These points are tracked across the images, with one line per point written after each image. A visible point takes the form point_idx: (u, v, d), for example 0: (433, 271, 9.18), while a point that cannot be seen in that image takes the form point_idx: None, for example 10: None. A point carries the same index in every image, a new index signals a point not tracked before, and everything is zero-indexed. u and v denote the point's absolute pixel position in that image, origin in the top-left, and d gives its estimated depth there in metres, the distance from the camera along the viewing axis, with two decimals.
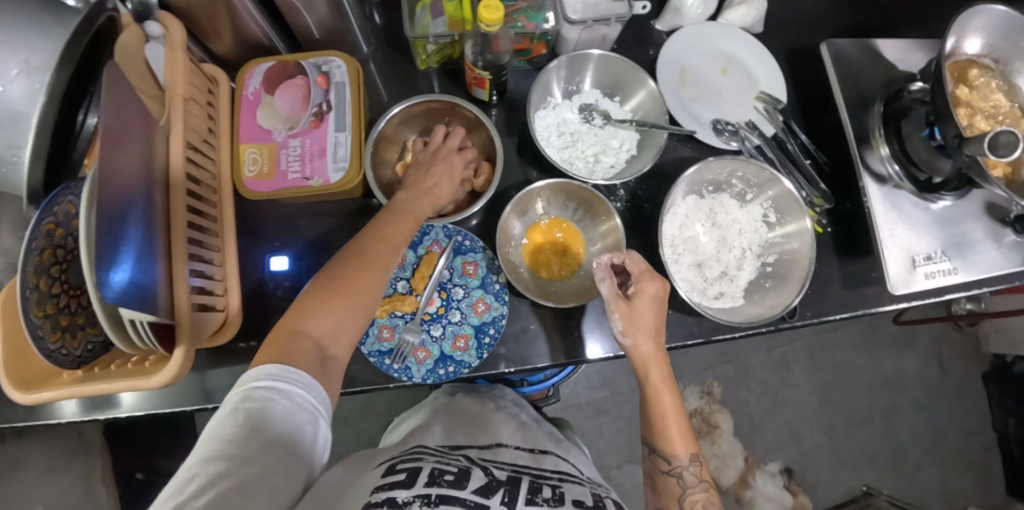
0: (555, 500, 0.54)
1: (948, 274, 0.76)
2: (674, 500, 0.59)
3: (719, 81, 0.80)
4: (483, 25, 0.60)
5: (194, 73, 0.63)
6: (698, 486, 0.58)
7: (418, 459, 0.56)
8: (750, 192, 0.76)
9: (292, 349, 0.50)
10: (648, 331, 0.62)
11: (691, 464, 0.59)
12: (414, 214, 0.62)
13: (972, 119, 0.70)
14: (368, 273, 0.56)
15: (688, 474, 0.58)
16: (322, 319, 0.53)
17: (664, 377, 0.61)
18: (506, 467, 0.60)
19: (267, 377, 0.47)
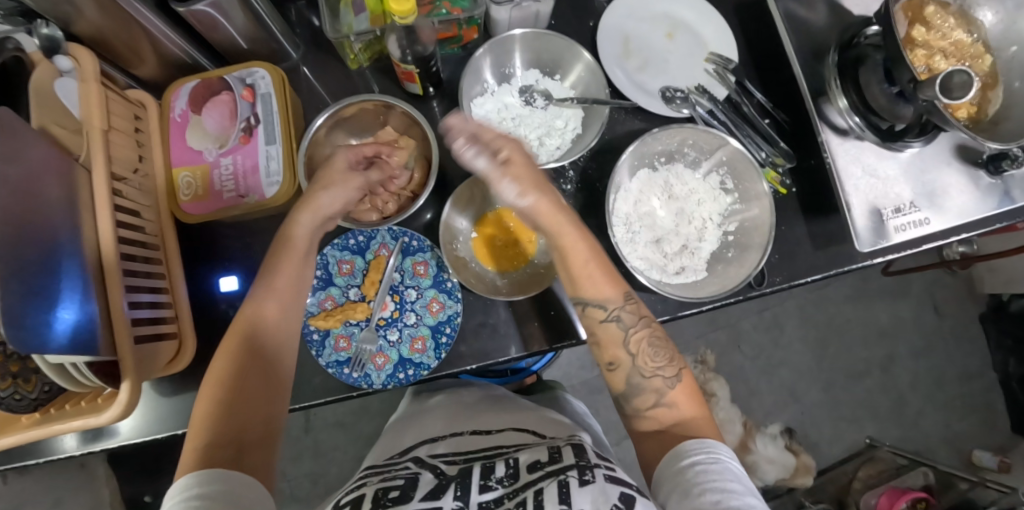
0: (508, 477, 0.54)
1: (922, 224, 0.72)
2: (619, 346, 0.58)
3: (665, 46, 0.77)
4: (396, 18, 0.58)
5: (114, 102, 0.61)
6: (639, 325, 0.58)
7: (362, 486, 0.56)
8: (704, 159, 0.73)
9: (204, 458, 0.45)
10: (540, 185, 0.58)
11: (626, 303, 0.58)
12: (297, 248, 0.60)
13: (930, 60, 0.67)
14: (257, 351, 0.54)
15: (625, 315, 0.58)
16: (227, 419, 0.49)
17: (575, 224, 0.59)
18: (456, 459, 0.61)
19: (199, 481, 0.42)
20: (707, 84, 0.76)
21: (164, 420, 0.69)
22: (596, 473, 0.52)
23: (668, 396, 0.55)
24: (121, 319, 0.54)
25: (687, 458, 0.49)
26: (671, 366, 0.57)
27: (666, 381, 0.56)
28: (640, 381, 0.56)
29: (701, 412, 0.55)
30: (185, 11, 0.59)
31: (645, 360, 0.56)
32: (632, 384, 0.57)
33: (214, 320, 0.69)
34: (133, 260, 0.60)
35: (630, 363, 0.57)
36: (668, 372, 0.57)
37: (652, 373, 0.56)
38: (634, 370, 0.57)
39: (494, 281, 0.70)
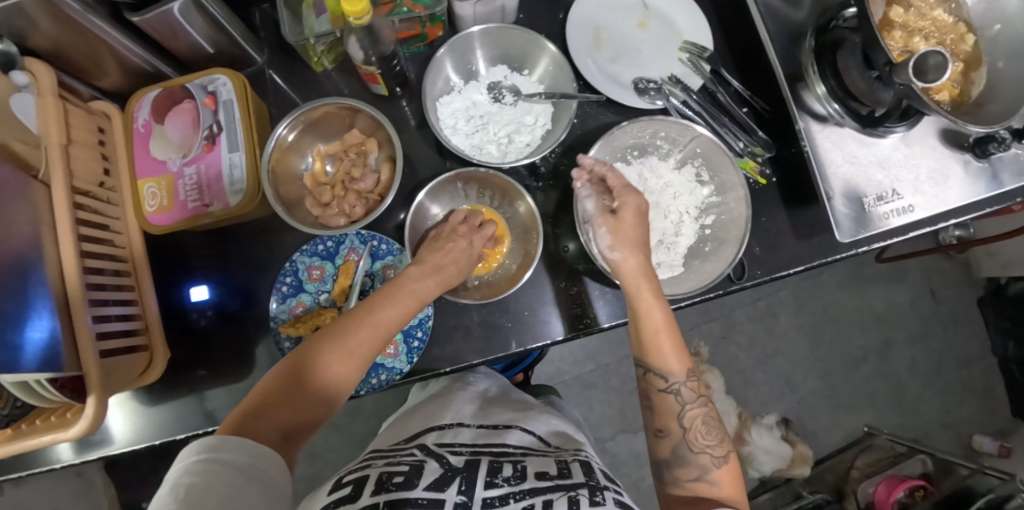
0: (516, 478, 0.52)
1: (905, 213, 0.70)
2: (673, 418, 0.57)
3: (637, 36, 0.75)
4: (351, 19, 0.56)
5: (74, 115, 0.61)
6: (697, 401, 0.57)
7: (367, 467, 0.54)
8: (678, 151, 0.71)
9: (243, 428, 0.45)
10: (636, 243, 0.60)
11: (689, 379, 0.58)
12: (420, 296, 0.59)
13: (911, 41, 0.65)
14: (340, 358, 0.53)
15: (686, 390, 0.57)
16: (279, 404, 0.49)
17: (655, 292, 0.58)
18: (464, 450, 0.58)
19: (221, 446, 0.41)
20: (681, 74, 0.74)
21: (158, 426, 0.68)
22: (607, 495, 0.52)
23: (714, 473, 0.55)
24: (84, 336, 0.54)
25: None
26: (722, 446, 0.56)
27: (715, 458, 0.55)
28: (688, 454, 0.56)
29: (740, 494, 0.55)
30: (141, 20, 0.59)
31: (697, 434, 0.56)
32: (677, 454, 0.56)
33: (187, 331, 0.69)
34: (101, 273, 0.60)
35: (680, 435, 0.57)
36: (717, 452, 0.56)
37: (701, 448, 0.56)
38: (684, 442, 0.56)
39: (466, 284, 0.70)
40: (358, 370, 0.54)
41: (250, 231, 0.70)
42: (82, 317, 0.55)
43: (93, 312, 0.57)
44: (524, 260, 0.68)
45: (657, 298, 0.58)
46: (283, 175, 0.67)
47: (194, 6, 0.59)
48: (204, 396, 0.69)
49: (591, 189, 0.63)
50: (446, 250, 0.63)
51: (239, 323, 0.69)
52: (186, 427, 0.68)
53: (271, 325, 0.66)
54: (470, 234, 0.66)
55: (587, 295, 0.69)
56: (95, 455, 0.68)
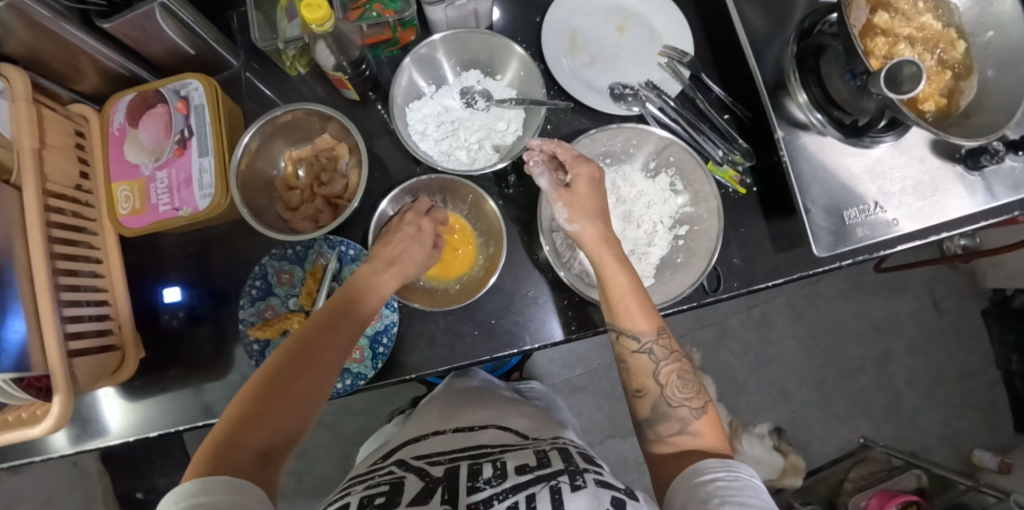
0: (497, 478, 0.50)
1: (889, 227, 0.68)
2: (648, 376, 0.56)
3: (615, 40, 0.73)
4: (314, 26, 0.56)
5: (47, 119, 0.61)
6: (669, 358, 0.56)
7: (346, 495, 0.51)
8: (652, 160, 0.70)
9: (220, 463, 0.42)
10: (595, 213, 0.59)
11: (660, 336, 0.56)
12: (376, 293, 0.60)
13: (895, 47, 0.62)
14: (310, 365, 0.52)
15: (659, 348, 0.56)
16: (254, 426, 0.47)
17: (616, 254, 0.57)
18: (442, 459, 0.56)
19: (204, 490, 0.39)
20: (659, 80, 0.72)
21: (152, 419, 0.70)
22: (588, 477, 0.50)
23: (694, 424, 0.53)
24: (51, 336, 0.56)
25: (710, 472, 0.46)
26: (698, 397, 0.55)
27: (693, 410, 0.54)
28: (667, 409, 0.55)
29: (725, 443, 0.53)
30: (111, 27, 0.59)
31: (674, 389, 0.55)
32: (657, 412, 0.55)
33: (160, 332, 0.70)
34: (75, 274, 0.62)
35: (657, 392, 0.55)
36: (694, 404, 0.55)
37: (680, 402, 0.55)
38: (662, 398, 0.55)
39: (448, 290, 0.69)
40: (328, 376, 0.53)
41: (224, 234, 0.71)
42: (50, 316, 0.56)
43: (62, 313, 0.58)
44: (495, 248, 0.68)
45: (623, 264, 0.57)
46: (254, 181, 0.67)
47: (163, 11, 0.60)
48: (175, 397, 0.70)
49: (545, 166, 0.60)
50: (395, 241, 0.63)
51: (210, 324, 0.70)
52: (160, 425, 0.69)
53: (241, 328, 0.66)
54: (421, 221, 0.65)
55: (553, 304, 0.69)
56: (89, 447, 0.69)
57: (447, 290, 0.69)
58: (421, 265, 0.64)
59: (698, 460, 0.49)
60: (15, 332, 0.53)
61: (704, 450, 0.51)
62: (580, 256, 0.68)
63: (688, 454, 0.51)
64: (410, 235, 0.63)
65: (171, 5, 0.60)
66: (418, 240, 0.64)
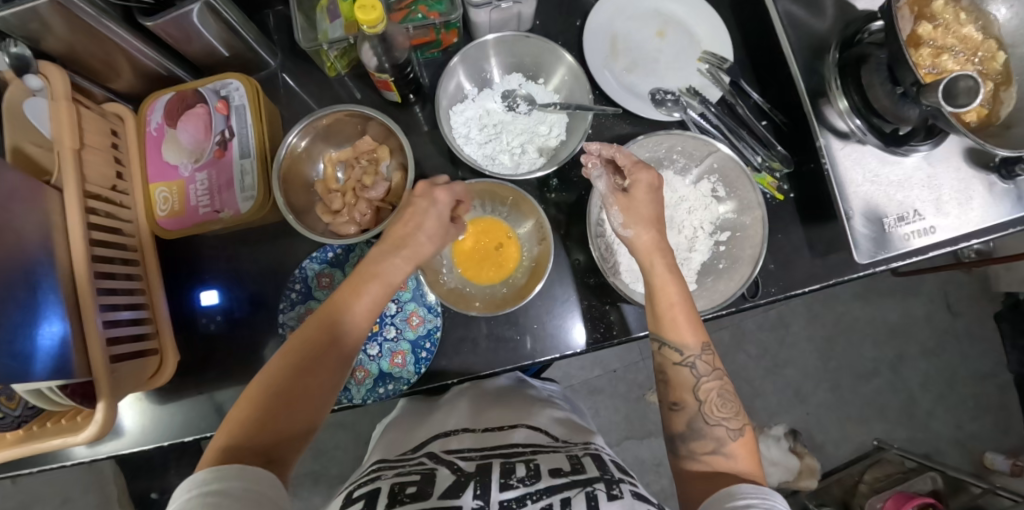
0: (531, 478, 0.46)
1: (926, 234, 0.69)
2: (688, 390, 0.55)
3: (655, 45, 0.74)
4: (366, 28, 0.56)
5: (88, 119, 0.60)
6: (712, 374, 0.55)
7: (375, 480, 0.49)
8: (693, 166, 0.70)
9: (231, 454, 0.42)
10: (651, 221, 0.58)
11: (704, 351, 0.54)
12: (382, 278, 0.55)
13: (938, 58, 0.64)
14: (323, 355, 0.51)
15: (701, 364, 0.54)
16: (267, 416, 0.47)
17: (670, 267, 0.56)
18: (473, 454, 0.52)
19: (217, 477, 0.39)
20: (699, 85, 0.72)
21: (179, 426, 0.69)
22: (624, 488, 0.46)
23: (730, 446, 0.52)
24: (94, 339, 0.54)
25: (743, 498, 0.44)
26: (738, 419, 0.53)
27: (731, 431, 0.52)
28: (703, 426, 0.53)
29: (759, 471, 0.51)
30: (154, 25, 0.58)
31: (713, 407, 0.53)
32: (693, 428, 0.53)
33: (196, 334, 0.69)
34: (113, 277, 0.61)
35: (696, 408, 0.54)
36: (733, 425, 0.53)
37: (717, 421, 0.53)
38: (701, 415, 0.53)
39: (496, 294, 0.67)
40: (339, 369, 0.52)
41: (261, 236, 0.70)
42: (92, 318, 0.55)
43: (103, 317, 0.57)
44: (541, 247, 0.66)
45: (674, 276, 0.56)
46: (294, 183, 0.66)
47: (209, 11, 0.59)
48: (213, 403, 0.69)
49: (603, 169, 0.61)
50: (407, 218, 0.56)
51: (247, 328, 0.69)
52: (193, 429, 0.68)
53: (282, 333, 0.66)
54: (433, 193, 0.57)
55: (596, 309, 0.69)
56: (110, 453, 0.68)
57: (495, 293, 0.68)
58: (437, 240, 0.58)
59: (729, 485, 0.47)
60: (52, 332, 0.51)
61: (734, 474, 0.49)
62: (623, 261, 0.67)
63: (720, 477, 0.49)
64: (423, 212, 0.56)
65: (216, 4, 0.59)
66: (432, 215, 0.57)
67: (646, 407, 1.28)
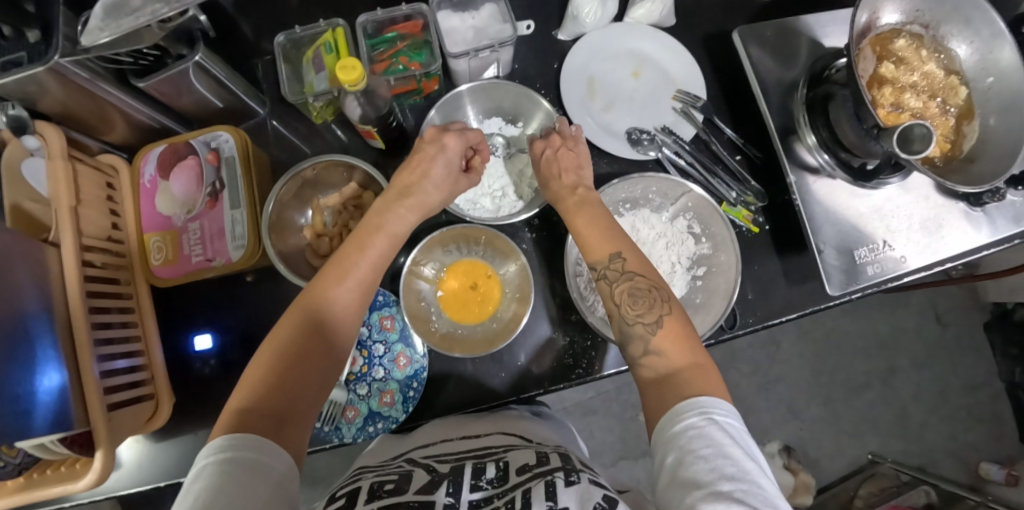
0: (498, 480, 0.49)
1: (899, 265, 0.70)
2: (606, 301, 0.54)
3: (631, 85, 0.76)
4: (347, 86, 0.59)
5: (83, 173, 0.63)
6: (623, 276, 0.54)
7: (357, 480, 0.50)
8: (669, 205, 0.72)
9: (243, 422, 0.42)
10: (566, 169, 0.62)
11: (612, 260, 0.55)
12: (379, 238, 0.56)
13: (901, 97, 0.65)
14: (325, 329, 0.50)
15: (610, 272, 0.54)
16: (280, 377, 0.46)
17: (577, 201, 0.60)
18: (449, 458, 0.55)
19: (230, 446, 0.39)
20: (673, 123, 0.75)
21: (175, 463, 0.70)
22: (583, 476, 0.48)
23: (655, 342, 0.49)
24: (93, 390, 0.56)
25: (681, 420, 0.42)
26: (653, 312, 0.51)
27: (648, 326, 0.50)
28: (628, 329, 0.52)
29: (698, 357, 0.48)
30: (146, 85, 0.61)
31: (627, 307, 0.52)
32: (625, 333, 0.52)
33: (190, 378, 0.71)
34: (109, 327, 0.62)
35: (617, 314, 0.53)
36: (649, 318, 0.51)
37: (635, 318, 0.51)
38: (622, 319, 0.52)
39: (487, 330, 0.68)
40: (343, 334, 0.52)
41: (252, 279, 0.73)
42: (91, 373, 0.57)
43: (100, 368, 0.59)
44: (523, 287, 0.68)
45: (588, 212, 0.59)
46: (282, 230, 0.69)
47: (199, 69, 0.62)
48: None
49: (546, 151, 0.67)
50: (415, 163, 0.62)
51: (239, 370, 0.71)
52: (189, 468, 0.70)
53: None
54: (444, 139, 0.63)
55: (580, 345, 0.70)
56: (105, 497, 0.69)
57: (487, 329, 0.69)
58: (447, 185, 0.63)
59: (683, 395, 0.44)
60: (51, 380, 0.53)
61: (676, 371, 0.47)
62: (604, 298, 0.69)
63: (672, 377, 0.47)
64: (433, 156, 0.62)
65: (206, 63, 0.62)
66: (442, 158, 0.62)
67: (640, 428, 1.29)
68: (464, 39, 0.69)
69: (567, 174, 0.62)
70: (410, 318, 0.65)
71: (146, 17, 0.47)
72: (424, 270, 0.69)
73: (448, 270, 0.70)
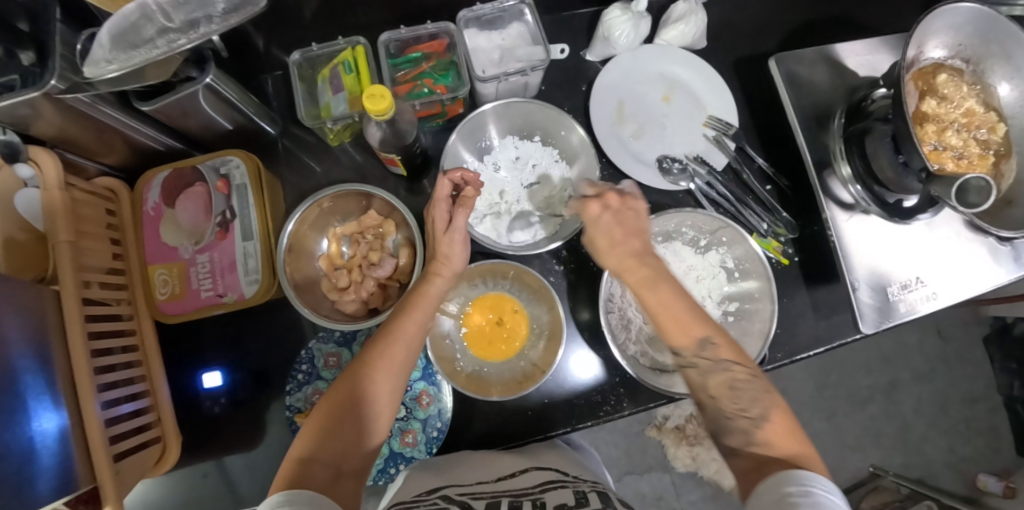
0: None
1: (929, 302, 0.69)
2: (699, 389, 0.50)
3: (661, 110, 0.74)
4: (374, 115, 0.54)
5: (84, 202, 0.57)
6: (716, 367, 0.49)
7: None
8: (703, 237, 0.70)
9: (300, 477, 0.40)
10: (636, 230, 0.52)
11: (703, 347, 0.49)
12: (431, 296, 0.55)
13: (942, 134, 0.64)
14: (377, 385, 0.49)
15: (702, 362, 0.49)
16: (336, 432, 0.45)
17: (670, 287, 0.50)
18: (484, 494, 0.52)
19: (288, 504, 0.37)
20: (704, 151, 0.73)
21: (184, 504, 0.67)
22: None
23: (761, 435, 0.46)
24: (93, 426, 0.50)
25: (779, 488, 0.40)
26: (759, 406, 0.47)
27: (754, 421, 0.47)
28: (726, 421, 0.49)
29: (804, 448, 0.45)
30: (151, 109, 0.56)
31: (727, 401, 0.49)
32: (719, 424, 0.49)
33: (198, 418, 0.67)
34: (113, 370, 0.56)
35: (713, 405, 0.50)
36: (755, 414, 0.47)
37: (736, 413, 0.48)
38: (718, 410, 0.49)
39: (519, 368, 0.66)
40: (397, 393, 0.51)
41: (263, 310, 0.69)
42: (91, 402, 0.51)
43: (106, 415, 0.53)
44: (552, 322, 0.65)
45: (662, 289, 0.50)
46: (299, 261, 0.66)
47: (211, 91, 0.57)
48: (227, 484, 0.67)
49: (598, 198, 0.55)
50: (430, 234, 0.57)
51: (252, 409, 0.68)
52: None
53: (289, 415, 0.66)
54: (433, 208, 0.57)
55: (609, 382, 0.68)
56: None
57: (515, 368, 0.66)
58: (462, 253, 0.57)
59: (783, 469, 0.42)
60: (45, 426, 0.46)
61: (785, 460, 0.44)
62: (633, 334, 0.67)
63: (769, 466, 0.44)
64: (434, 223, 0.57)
65: (217, 84, 0.57)
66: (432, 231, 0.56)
67: (647, 443, 1.27)
68: (490, 61, 0.66)
69: (636, 235, 0.52)
70: (437, 359, 0.62)
71: (163, 46, 0.45)
72: (446, 309, 0.67)
73: (473, 304, 0.68)
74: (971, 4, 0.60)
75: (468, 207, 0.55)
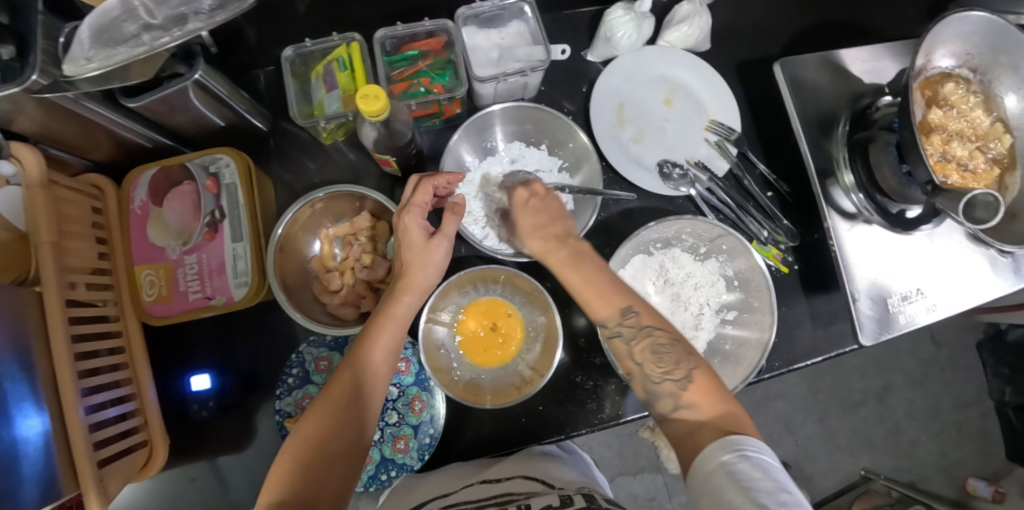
0: None
1: (928, 314, 0.69)
2: (626, 359, 0.51)
3: (662, 114, 0.72)
4: (368, 117, 0.52)
5: (70, 200, 0.55)
6: (640, 333, 0.50)
7: None
8: (702, 244, 0.69)
9: None
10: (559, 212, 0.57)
11: (624, 317, 0.51)
12: (395, 318, 0.53)
13: (947, 145, 0.63)
14: (349, 414, 0.47)
15: (625, 329, 0.50)
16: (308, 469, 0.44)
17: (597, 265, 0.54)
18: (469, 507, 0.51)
19: None
20: (706, 156, 0.71)
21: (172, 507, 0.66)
22: None
23: (687, 396, 0.46)
24: (76, 432, 0.48)
25: (715, 458, 0.40)
26: (680, 368, 0.48)
27: (678, 383, 0.47)
28: (654, 387, 0.48)
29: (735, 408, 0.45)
30: (137, 106, 0.54)
31: (652, 365, 0.49)
32: (649, 391, 0.49)
33: (185, 422, 0.66)
34: (97, 372, 0.54)
35: (640, 372, 0.50)
36: (677, 376, 0.48)
37: (661, 377, 0.48)
38: (645, 377, 0.49)
39: (516, 373, 0.65)
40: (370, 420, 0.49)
41: (251, 315, 0.68)
42: (74, 406, 0.49)
43: (90, 420, 0.51)
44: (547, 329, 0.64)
45: (584, 267, 0.54)
46: (290, 260, 0.64)
47: (198, 87, 0.55)
48: (214, 487, 0.66)
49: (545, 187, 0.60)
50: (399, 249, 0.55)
51: (241, 413, 0.67)
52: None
53: (277, 420, 0.64)
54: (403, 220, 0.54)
55: (604, 389, 0.67)
56: None
57: (511, 373, 0.66)
58: (433, 262, 0.55)
59: (717, 436, 0.42)
60: (28, 430, 0.44)
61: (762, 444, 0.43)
62: None
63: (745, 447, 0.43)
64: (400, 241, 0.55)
65: (207, 81, 0.55)
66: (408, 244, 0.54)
67: (640, 444, 1.27)
68: (489, 60, 0.64)
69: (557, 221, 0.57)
70: (432, 371, 0.61)
71: (145, 44, 0.43)
72: (441, 315, 0.65)
73: (466, 311, 0.66)
74: (982, 13, 0.58)
75: (457, 215, 0.55)
